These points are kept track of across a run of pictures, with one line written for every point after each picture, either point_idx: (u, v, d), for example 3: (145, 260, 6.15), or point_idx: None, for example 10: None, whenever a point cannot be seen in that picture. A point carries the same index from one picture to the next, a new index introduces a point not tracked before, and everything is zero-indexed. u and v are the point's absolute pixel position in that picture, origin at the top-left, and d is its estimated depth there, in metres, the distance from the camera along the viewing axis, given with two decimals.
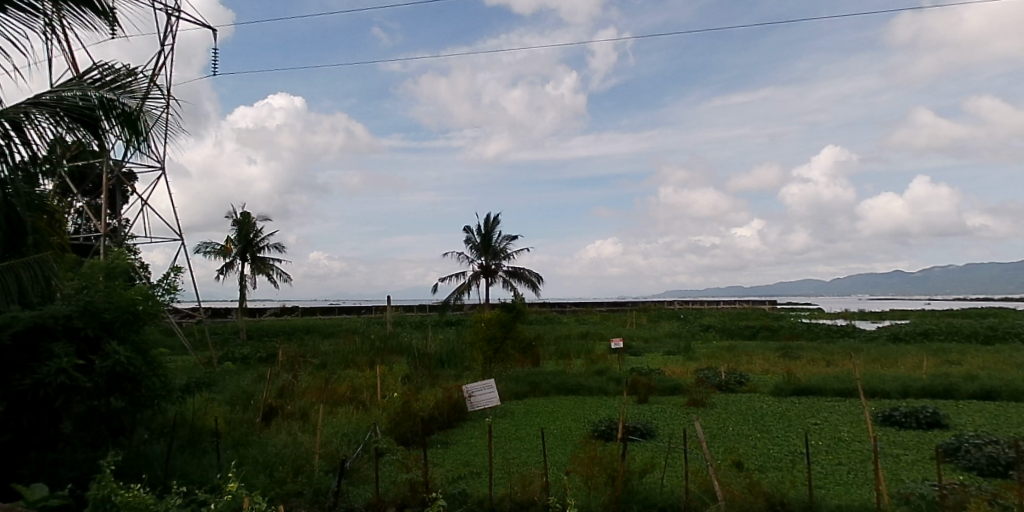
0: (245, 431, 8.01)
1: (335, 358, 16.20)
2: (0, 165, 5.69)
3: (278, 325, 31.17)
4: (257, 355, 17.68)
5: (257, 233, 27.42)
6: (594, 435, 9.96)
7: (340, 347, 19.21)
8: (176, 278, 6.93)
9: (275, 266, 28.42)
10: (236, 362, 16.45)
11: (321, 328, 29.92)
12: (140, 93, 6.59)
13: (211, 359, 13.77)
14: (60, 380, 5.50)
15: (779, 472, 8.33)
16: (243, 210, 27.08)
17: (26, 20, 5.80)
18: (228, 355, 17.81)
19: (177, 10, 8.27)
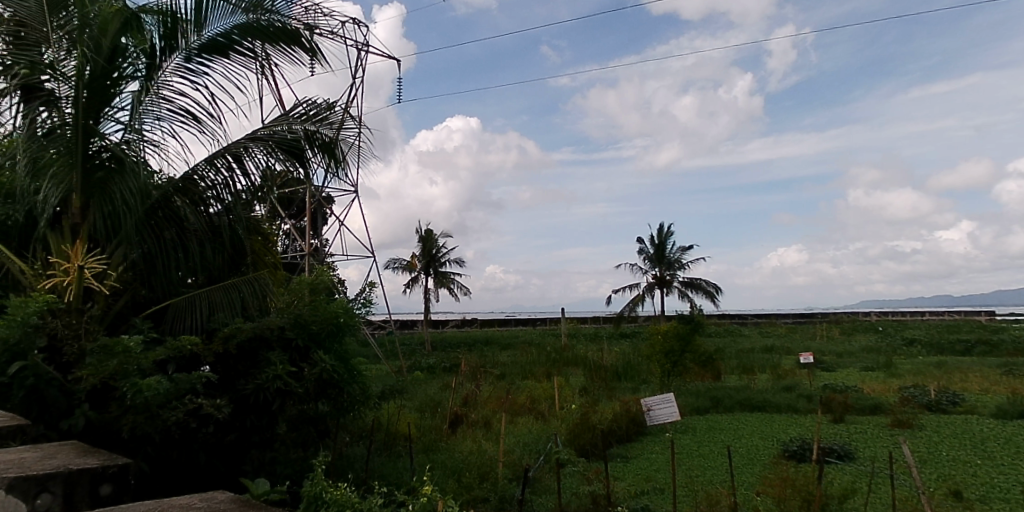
0: (434, 437, 8.35)
1: (514, 369, 16.53)
2: (226, 194, 6.79)
3: (461, 337, 32.70)
4: (442, 365, 18.60)
5: (440, 249, 29.15)
6: (784, 455, 9.08)
7: (517, 358, 19.62)
8: (370, 292, 7.44)
9: (455, 280, 29.94)
10: (424, 372, 17.42)
11: (502, 340, 30.86)
12: (337, 124, 7.14)
13: (401, 368, 14.65)
14: (276, 385, 6.19)
15: (1010, 505, 7.00)
16: (427, 228, 28.91)
17: (245, 63, 6.66)
18: (417, 365, 18.92)
19: (365, 46, 9.02)
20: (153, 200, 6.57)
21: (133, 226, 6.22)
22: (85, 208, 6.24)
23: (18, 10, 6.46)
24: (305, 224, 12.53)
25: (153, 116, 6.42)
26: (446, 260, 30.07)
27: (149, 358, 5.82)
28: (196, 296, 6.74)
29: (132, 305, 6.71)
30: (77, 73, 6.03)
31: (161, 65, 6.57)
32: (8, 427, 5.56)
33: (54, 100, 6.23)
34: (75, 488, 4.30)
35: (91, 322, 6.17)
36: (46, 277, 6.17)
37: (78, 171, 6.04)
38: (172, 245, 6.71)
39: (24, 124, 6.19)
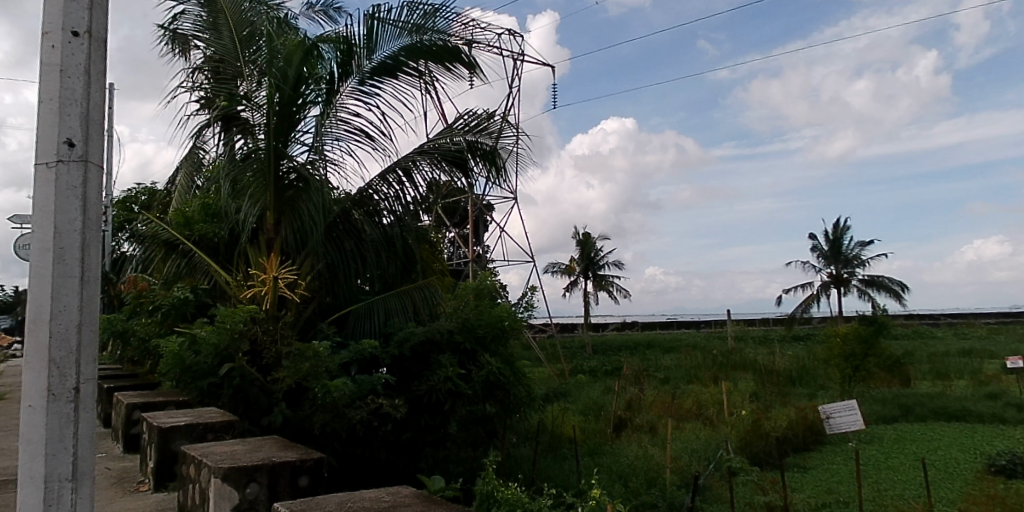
0: (598, 441, 8.28)
1: (679, 373, 16.00)
2: (396, 206, 7.29)
3: (621, 339, 32.31)
4: (604, 369, 18.45)
5: (598, 252, 29.03)
6: (992, 470, 7.92)
7: (682, 362, 18.96)
8: (532, 296, 7.57)
9: (614, 283, 29.68)
10: (586, 375, 17.40)
11: (665, 343, 30.03)
12: (496, 133, 7.37)
13: (563, 371, 14.75)
14: (448, 386, 6.62)
15: None
16: (585, 231, 28.89)
17: (412, 82, 7.24)
18: (579, 368, 18.93)
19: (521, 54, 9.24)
20: (334, 215, 7.16)
21: (318, 239, 6.87)
22: (278, 224, 6.98)
23: (217, 48, 7.11)
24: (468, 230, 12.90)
25: (332, 137, 7.08)
26: (605, 262, 29.89)
27: (335, 360, 6.42)
28: (373, 302, 7.26)
29: (319, 311, 7.35)
30: (269, 102, 6.72)
31: (339, 89, 7.18)
32: (221, 421, 6.34)
33: (249, 128, 6.95)
34: (278, 479, 4.85)
35: (285, 327, 6.84)
36: (247, 287, 6.96)
37: (271, 190, 6.82)
38: (351, 255, 7.28)
39: (226, 151, 7.02)
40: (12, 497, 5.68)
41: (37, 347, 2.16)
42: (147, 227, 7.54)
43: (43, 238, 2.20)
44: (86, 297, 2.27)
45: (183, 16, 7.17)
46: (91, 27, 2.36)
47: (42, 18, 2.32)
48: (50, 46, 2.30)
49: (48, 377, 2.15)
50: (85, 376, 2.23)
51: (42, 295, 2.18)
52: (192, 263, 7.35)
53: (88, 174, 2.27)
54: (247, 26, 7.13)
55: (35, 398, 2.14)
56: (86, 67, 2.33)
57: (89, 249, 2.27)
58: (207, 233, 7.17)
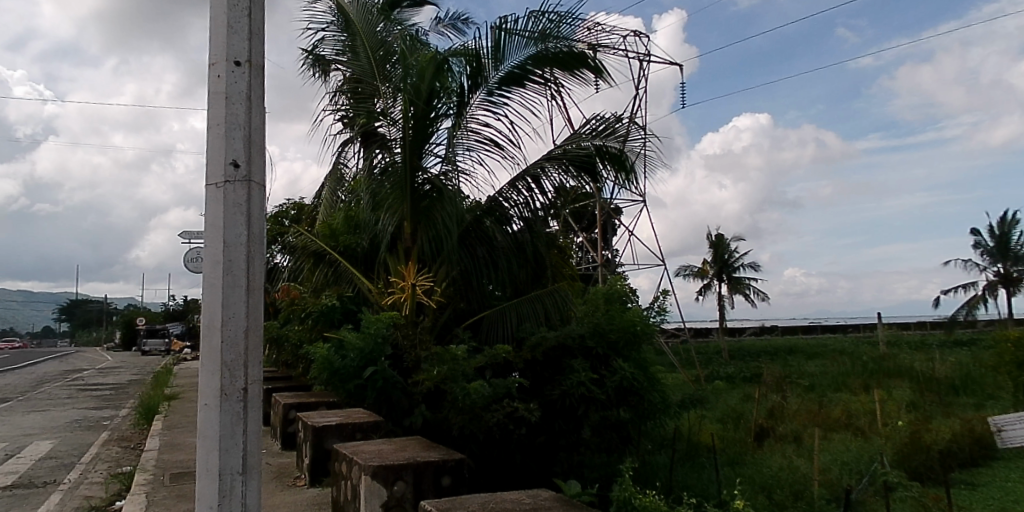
0: (739, 450, 7.95)
1: (824, 381, 15.05)
2: (525, 211, 7.42)
3: (752, 346, 30.95)
4: (742, 375, 17.71)
5: (733, 254, 28.05)
6: None
7: (827, 369, 17.83)
8: (664, 300, 7.40)
9: (750, 286, 28.63)
10: (724, 381, 16.78)
11: (802, 350, 28.30)
12: (624, 135, 7.28)
13: (698, 377, 14.31)
14: (581, 391, 6.62)
15: None
16: (717, 232, 28.00)
17: (539, 91, 7.33)
18: (715, 374, 18.23)
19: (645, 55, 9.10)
20: (467, 223, 7.37)
21: (452, 247, 7.08)
22: (414, 233, 7.26)
23: (355, 69, 7.45)
24: (596, 235, 12.76)
25: (464, 147, 7.31)
26: (740, 263, 28.88)
27: (471, 364, 6.58)
28: (505, 308, 7.41)
29: (454, 316, 7.56)
30: (404, 116, 7.08)
31: (469, 101, 7.40)
32: (368, 422, 6.68)
33: (386, 143, 7.31)
34: (423, 478, 5.03)
35: (423, 332, 7.14)
36: (388, 294, 7.32)
37: (408, 201, 7.11)
38: (483, 261, 7.44)
39: (365, 166, 7.39)
40: (190, 487, 6.26)
41: (210, 350, 2.38)
42: (297, 240, 8.13)
43: (214, 251, 2.44)
44: (251, 302, 2.45)
45: (325, 40, 7.63)
46: (251, 57, 2.60)
47: (210, 54, 2.61)
48: (217, 77, 2.57)
49: (221, 377, 2.36)
50: (251, 376, 2.41)
51: (215, 302, 2.41)
52: (338, 272, 7.79)
53: (250, 191, 2.49)
54: (382, 46, 7.39)
55: (211, 397, 2.36)
56: (247, 94, 2.57)
57: (252, 259, 2.47)
58: (351, 244, 7.61)
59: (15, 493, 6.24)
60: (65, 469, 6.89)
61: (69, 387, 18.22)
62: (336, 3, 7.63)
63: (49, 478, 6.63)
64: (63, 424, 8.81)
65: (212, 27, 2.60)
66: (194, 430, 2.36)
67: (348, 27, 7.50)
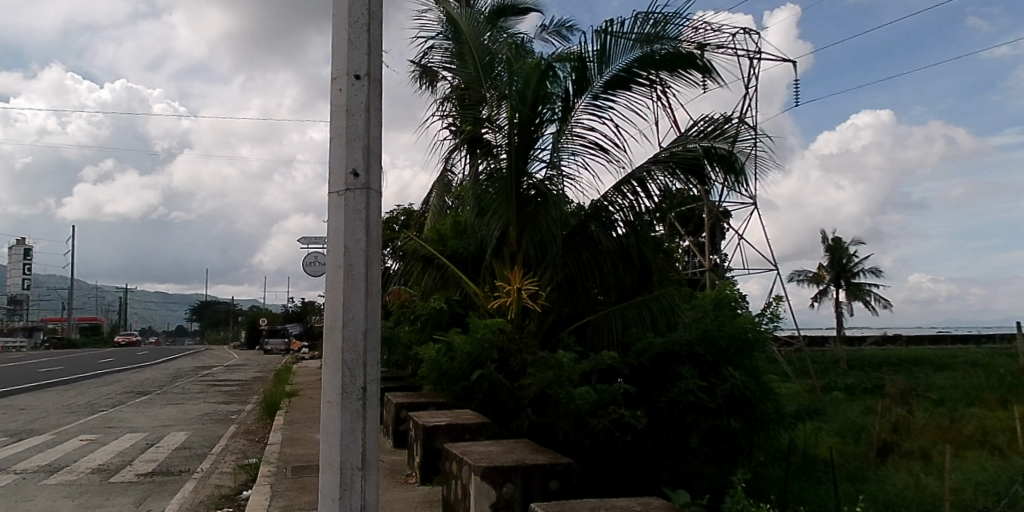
0: (859, 465, 7.55)
1: (955, 395, 14.02)
2: (628, 214, 7.36)
3: (868, 356, 29.33)
4: (862, 387, 16.81)
5: (851, 258, 26.78)
6: None
7: (958, 382, 16.59)
8: (778, 307, 7.13)
9: (871, 292, 27.27)
10: (842, 392, 16.00)
11: (924, 361, 26.53)
12: (733, 136, 7.09)
13: (814, 387, 13.71)
14: (689, 399, 6.44)
15: None
16: (834, 236, 26.83)
17: (645, 93, 7.32)
18: (831, 384, 17.38)
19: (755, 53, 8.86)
20: (572, 227, 7.40)
21: (557, 251, 7.14)
22: (520, 237, 7.33)
23: (463, 77, 7.62)
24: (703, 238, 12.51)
25: (569, 151, 7.35)
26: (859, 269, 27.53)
27: (577, 369, 6.57)
28: (610, 313, 7.39)
29: (559, 320, 7.63)
30: (510, 122, 7.18)
31: (574, 106, 7.40)
32: (476, 423, 6.77)
33: (491, 150, 7.39)
34: (532, 481, 5.05)
35: (528, 336, 7.23)
36: (493, 298, 7.43)
37: (513, 206, 7.19)
38: (589, 265, 7.46)
39: (471, 173, 7.54)
40: (309, 480, 6.56)
41: (333, 351, 2.46)
42: (406, 245, 8.41)
43: (335, 256, 2.52)
44: (370, 306, 2.52)
45: (434, 49, 7.86)
46: (369, 69, 2.69)
47: (333, 66, 2.72)
48: (339, 89, 2.68)
49: (342, 379, 2.42)
50: (370, 379, 2.46)
51: (336, 304, 2.48)
52: (445, 276, 7.98)
53: (368, 200, 2.57)
54: (487, 53, 7.51)
55: (333, 396, 2.44)
56: (366, 104, 2.66)
57: (371, 264, 2.53)
58: (459, 248, 7.85)
59: (155, 479, 6.76)
60: (198, 459, 7.40)
61: (203, 381, 19.60)
62: (445, 14, 7.85)
63: (184, 466, 7.14)
64: (195, 417, 9.48)
65: (335, 42, 2.72)
66: (318, 428, 2.44)
67: (456, 36, 7.70)
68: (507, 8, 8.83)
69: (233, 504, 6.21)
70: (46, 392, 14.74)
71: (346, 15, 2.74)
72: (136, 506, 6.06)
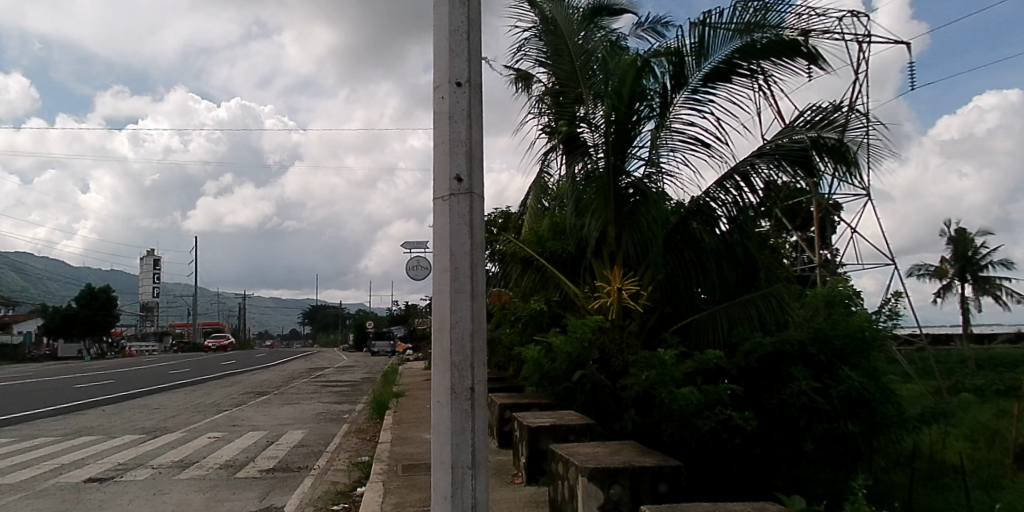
0: (995, 473, 7.04)
1: None
2: (730, 209, 7.24)
3: (995, 355, 27.31)
4: (996, 388, 15.68)
5: (977, 250, 25.03)
6: None
7: None
8: (897, 304, 6.78)
9: (1000, 286, 25.36)
10: (975, 395, 14.99)
11: None
12: (843, 125, 6.84)
13: (941, 389, 12.92)
14: (802, 401, 6.18)
15: None
16: (959, 227, 25.13)
17: (746, 85, 7.09)
18: (960, 385, 16.33)
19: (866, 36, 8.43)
20: (673, 226, 7.32)
21: (657, 250, 6.98)
22: (619, 237, 7.27)
23: (557, 76, 7.57)
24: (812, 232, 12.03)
25: (668, 148, 7.28)
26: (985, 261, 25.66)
27: (680, 369, 6.46)
28: (716, 312, 7.26)
29: (662, 320, 7.58)
30: (607, 121, 7.12)
31: (672, 101, 7.32)
32: (580, 424, 6.76)
33: (588, 149, 7.42)
34: (639, 483, 4.85)
35: (630, 336, 7.20)
36: (594, 298, 7.39)
37: (613, 206, 7.15)
38: (691, 264, 7.38)
39: (568, 173, 7.55)
40: (419, 478, 6.74)
41: (441, 352, 2.49)
42: (506, 247, 8.59)
43: (441, 259, 2.55)
44: (476, 308, 2.53)
45: (528, 51, 7.88)
46: (470, 77, 2.73)
47: (435, 76, 2.77)
48: (441, 97, 2.72)
49: (452, 377, 2.46)
50: (477, 377, 2.48)
51: (443, 306, 2.52)
52: (545, 277, 8.00)
53: (472, 204, 2.58)
54: (582, 52, 7.50)
55: (442, 395, 2.48)
56: (468, 112, 2.69)
57: (476, 267, 2.53)
58: (557, 249, 7.87)
59: (277, 475, 7.13)
60: (314, 456, 7.77)
61: (317, 382, 20.65)
62: (539, 17, 7.77)
63: (302, 463, 7.50)
64: (310, 416, 9.96)
65: (436, 53, 2.78)
66: (430, 426, 2.47)
67: (550, 35, 7.63)
68: (602, 7, 8.75)
69: (349, 501, 6.47)
70: (178, 392, 15.92)
71: (446, 25, 2.79)
72: (260, 500, 6.42)
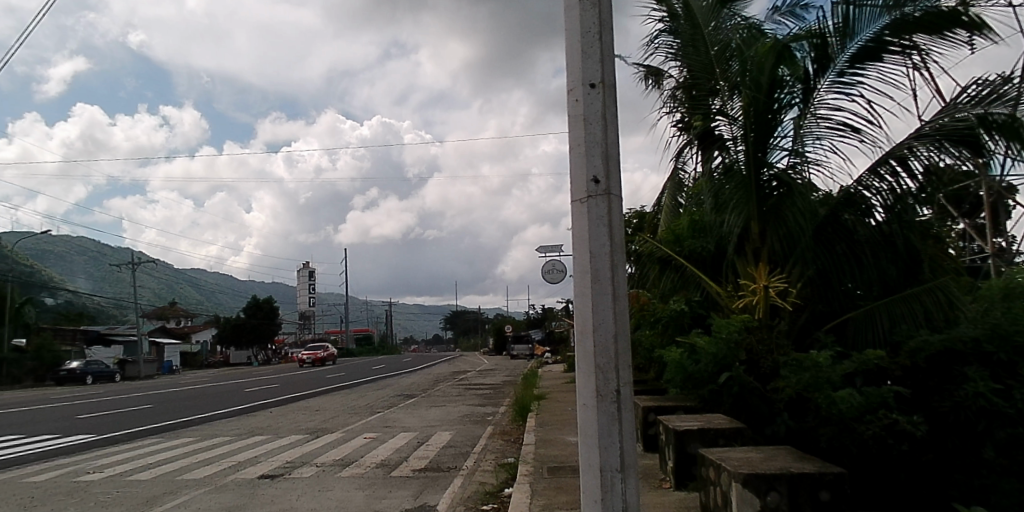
0: None
1: None
2: (884, 196, 6.79)
3: None
4: None
5: None
6: None
7: None
8: None
9: None
10: None
11: None
12: (1016, 98, 5.97)
13: None
14: (979, 404, 5.60)
15: None
16: None
17: (900, 62, 6.48)
18: None
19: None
20: (822, 218, 7.10)
21: (807, 245, 6.67)
22: (764, 232, 6.94)
23: (689, 71, 7.40)
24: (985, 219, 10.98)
25: (813, 136, 6.90)
26: None
27: (838, 370, 6.08)
28: (874, 310, 6.85)
29: (813, 319, 7.31)
30: (745, 114, 6.90)
31: (816, 87, 6.94)
32: (730, 428, 6.51)
33: (725, 144, 7.18)
34: (799, 491, 4.05)
35: (780, 336, 6.94)
36: (738, 297, 7.16)
37: (755, 200, 6.84)
38: (845, 257, 7.06)
39: (705, 169, 7.38)
40: (566, 481, 6.77)
41: (585, 354, 2.46)
42: (642, 247, 8.52)
43: (582, 262, 2.50)
44: (618, 310, 2.47)
45: (658, 46, 7.67)
46: (604, 77, 2.64)
47: (569, 80, 2.74)
48: (575, 100, 2.69)
49: (596, 380, 2.41)
50: (623, 380, 2.41)
51: (586, 309, 2.49)
52: (684, 276, 7.88)
53: (610, 205, 2.51)
54: (718, 42, 7.16)
55: (588, 398, 2.43)
56: (603, 113, 2.62)
57: (616, 268, 2.48)
58: (696, 248, 7.74)
59: (428, 474, 7.45)
60: (462, 457, 8.03)
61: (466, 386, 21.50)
62: (666, 9, 7.61)
63: (452, 463, 7.79)
64: (457, 417, 10.36)
65: (568, 56, 2.73)
66: (577, 429, 2.45)
67: (679, 29, 7.47)
68: None
69: (498, 501, 6.62)
70: (338, 395, 17.20)
71: (577, 27, 2.72)
72: (414, 498, 6.70)
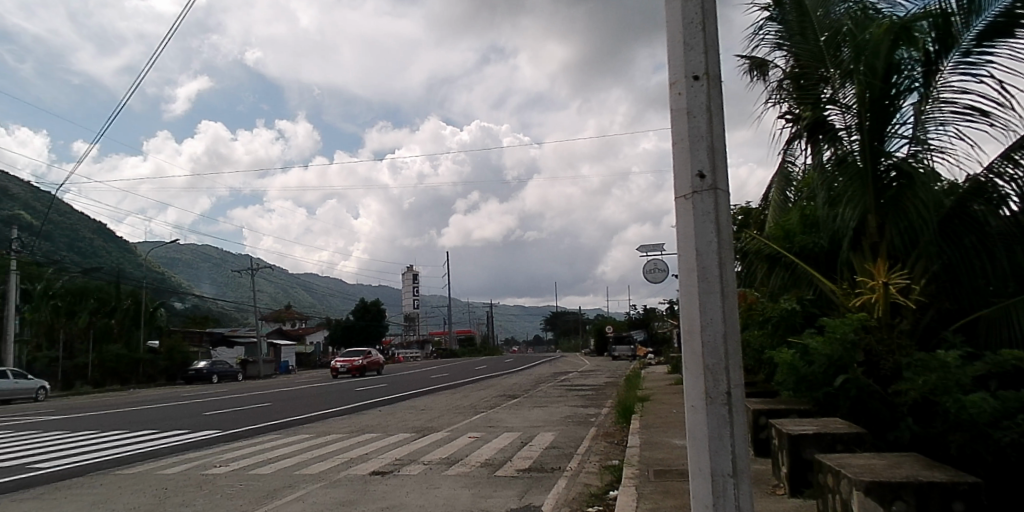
0: None
1: None
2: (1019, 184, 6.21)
3: None
4: None
5: None
6: None
7: None
8: None
9: None
10: None
11: None
12: None
13: None
14: None
15: None
16: None
17: None
18: None
19: None
20: (948, 210, 6.64)
21: (931, 240, 6.25)
22: (882, 226, 6.54)
23: (798, 59, 7.11)
24: None
25: (936, 122, 6.45)
26: None
27: (969, 373, 5.60)
28: (1007, 306, 6.26)
29: (939, 318, 6.91)
30: (860, 102, 6.56)
31: (939, 68, 6.48)
32: (849, 434, 6.11)
33: (836, 135, 6.88)
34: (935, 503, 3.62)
35: (902, 336, 6.52)
36: (856, 295, 6.78)
37: (873, 193, 6.44)
38: (975, 251, 6.52)
39: (816, 162, 7.13)
40: (673, 484, 6.60)
41: (694, 356, 2.37)
42: (748, 244, 8.30)
43: (687, 260, 2.42)
44: (727, 308, 2.35)
45: (763, 36, 7.45)
46: (708, 68, 2.55)
47: (671, 73, 2.67)
48: (677, 94, 2.61)
49: (705, 381, 2.32)
50: (734, 381, 2.31)
51: (693, 308, 2.38)
52: (795, 275, 7.64)
53: (717, 200, 2.42)
54: (829, 28, 6.89)
55: (697, 399, 2.35)
56: (708, 105, 2.53)
57: (724, 266, 2.37)
58: (808, 244, 7.45)
59: (532, 475, 7.48)
60: (566, 458, 8.02)
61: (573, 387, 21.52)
62: None
63: (555, 464, 7.80)
64: (559, 419, 10.37)
65: (671, 49, 2.66)
66: (685, 429, 2.39)
67: (788, 17, 7.22)
68: None
69: (603, 503, 6.55)
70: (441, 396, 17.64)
71: (680, 18, 2.64)
72: (519, 498, 6.74)
